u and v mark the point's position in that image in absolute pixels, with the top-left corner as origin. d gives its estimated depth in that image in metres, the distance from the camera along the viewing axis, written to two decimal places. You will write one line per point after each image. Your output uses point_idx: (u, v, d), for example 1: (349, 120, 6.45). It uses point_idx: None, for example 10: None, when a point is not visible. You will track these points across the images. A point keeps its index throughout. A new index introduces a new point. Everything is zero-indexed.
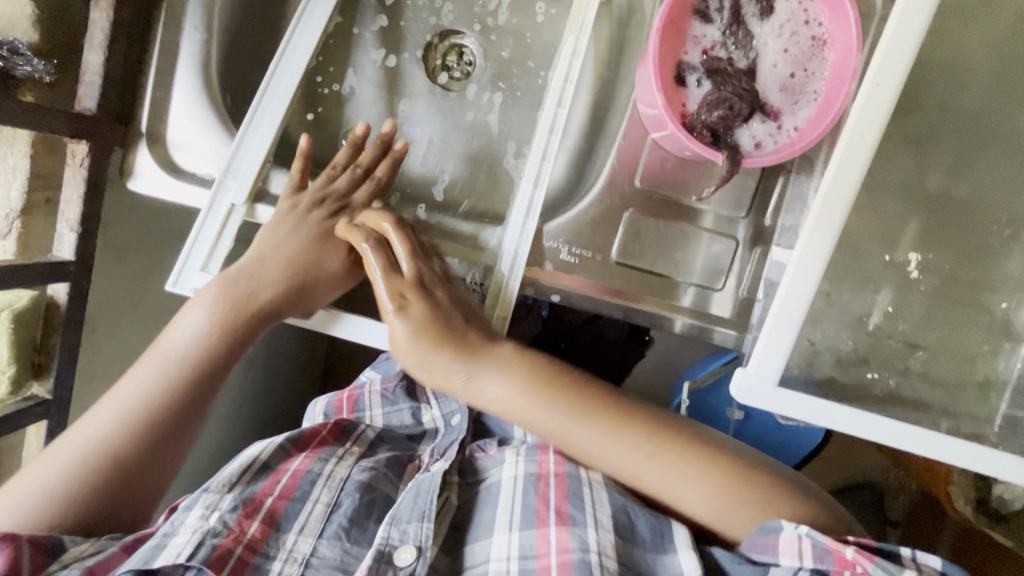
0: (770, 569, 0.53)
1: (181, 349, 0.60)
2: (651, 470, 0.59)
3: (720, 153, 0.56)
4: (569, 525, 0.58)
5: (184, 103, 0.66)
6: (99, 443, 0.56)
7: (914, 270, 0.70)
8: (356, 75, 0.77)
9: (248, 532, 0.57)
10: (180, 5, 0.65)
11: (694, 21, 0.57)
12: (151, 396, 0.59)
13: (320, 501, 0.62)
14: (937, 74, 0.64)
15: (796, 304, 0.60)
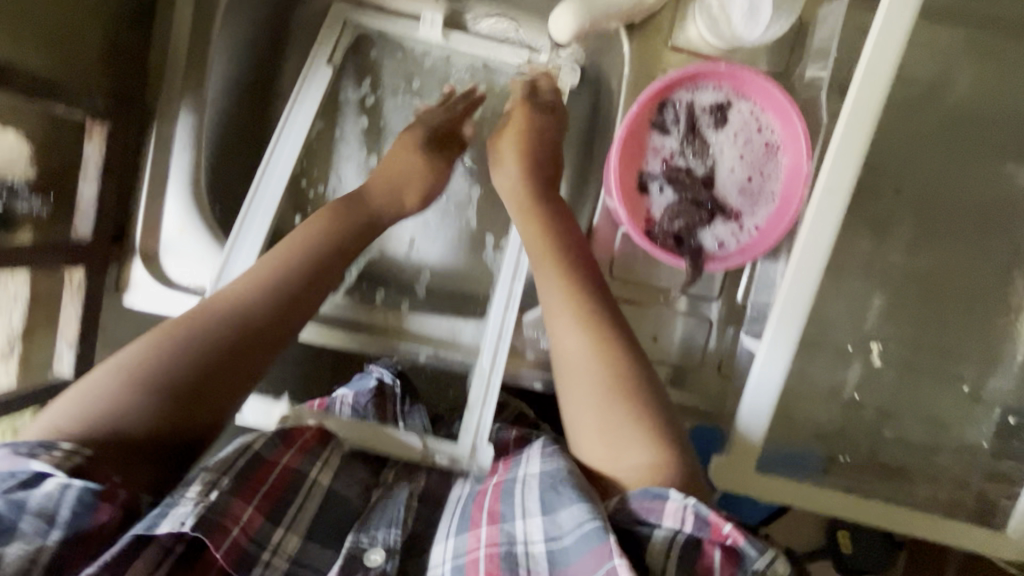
0: (648, 537, 0.46)
1: (254, 296, 0.59)
2: (560, 357, 0.62)
3: (684, 258, 0.59)
4: (499, 522, 0.52)
5: (176, 218, 0.68)
6: (232, 313, 0.58)
7: (874, 358, 0.73)
8: (340, 173, 0.80)
9: (240, 516, 0.51)
10: (167, 126, 0.68)
11: (652, 134, 0.61)
12: (268, 292, 0.60)
13: (304, 508, 0.56)
14: (894, 160, 0.67)
15: (783, 347, 0.61)
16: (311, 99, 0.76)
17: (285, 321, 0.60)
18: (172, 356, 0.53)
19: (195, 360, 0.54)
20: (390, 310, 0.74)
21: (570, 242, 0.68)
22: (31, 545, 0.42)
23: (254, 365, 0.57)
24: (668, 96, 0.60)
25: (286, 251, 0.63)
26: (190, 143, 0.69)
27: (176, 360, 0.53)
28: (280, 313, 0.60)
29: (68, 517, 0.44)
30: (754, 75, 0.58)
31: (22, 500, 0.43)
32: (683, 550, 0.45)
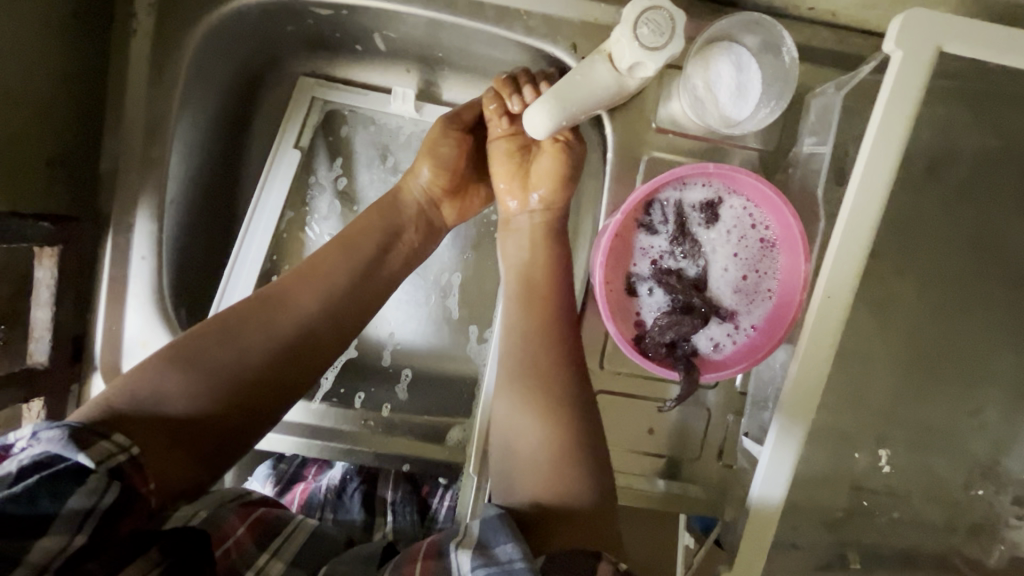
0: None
1: (309, 304, 0.57)
2: (522, 369, 0.58)
3: (678, 369, 0.55)
4: (439, 557, 0.45)
5: (139, 332, 0.64)
6: (297, 321, 0.55)
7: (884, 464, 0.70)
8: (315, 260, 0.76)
9: (234, 532, 0.50)
10: (125, 231, 0.65)
11: (639, 235, 0.57)
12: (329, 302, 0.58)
13: (292, 539, 0.53)
14: (896, 243, 0.63)
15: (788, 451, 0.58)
16: (279, 189, 0.74)
17: (342, 333, 0.58)
18: (229, 354, 0.52)
19: (258, 352, 0.53)
20: (371, 413, 0.71)
21: (555, 265, 0.65)
22: (58, 543, 0.39)
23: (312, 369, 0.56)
24: (654, 196, 0.56)
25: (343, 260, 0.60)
26: (150, 252, 0.65)
27: (232, 354, 0.52)
28: (336, 318, 0.58)
29: (105, 510, 0.41)
30: (746, 174, 0.54)
31: (63, 494, 0.39)
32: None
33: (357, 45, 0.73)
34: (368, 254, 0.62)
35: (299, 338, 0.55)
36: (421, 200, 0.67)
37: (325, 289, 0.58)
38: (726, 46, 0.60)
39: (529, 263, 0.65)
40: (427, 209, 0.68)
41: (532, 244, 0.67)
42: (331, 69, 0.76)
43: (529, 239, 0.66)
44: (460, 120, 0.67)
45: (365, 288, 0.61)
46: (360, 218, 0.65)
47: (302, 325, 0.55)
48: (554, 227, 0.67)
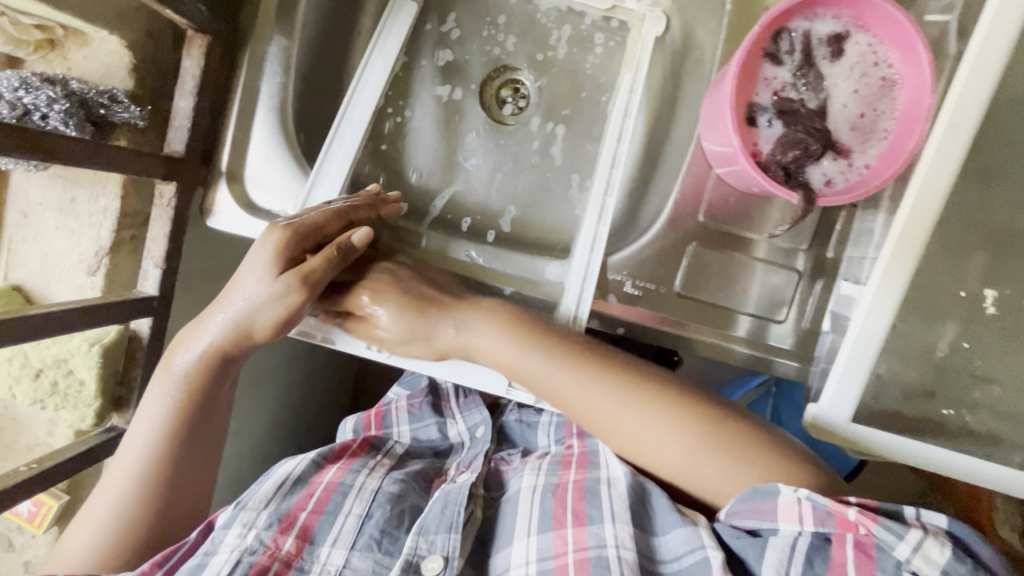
0: (768, 539, 0.52)
1: (144, 432, 0.60)
2: (616, 405, 0.61)
3: (795, 194, 0.57)
4: (586, 525, 0.60)
5: (263, 145, 0.68)
6: (142, 452, 0.60)
7: (989, 305, 0.70)
8: (422, 106, 0.79)
9: (282, 548, 0.61)
10: (261, 48, 0.69)
11: (765, 64, 0.59)
12: (168, 418, 0.60)
13: (351, 513, 0.65)
14: (1010, 107, 0.64)
15: (896, 283, 0.61)
16: (397, 31, 0.75)
17: (210, 434, 0.63)
18: (122, 490, 0.60)
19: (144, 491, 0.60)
20: (474, 248, 0.74)
21: (534, 333, 0.63)
22: None
23: (194, 457, 0.62)
24: (784, 25, 0.58)
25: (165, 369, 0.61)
26: (281, 72, 0.69)
27: (112, 498, 0.60)
28: (202, 401, 0.61)
29: None
30: (879, 3, 0.55)
31: None
32: (810, 545, 0.50)
33: None
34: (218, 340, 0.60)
35: (167, 456, 0.60)
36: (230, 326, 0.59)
37: (171, 394, 0.60)
38: None
39: (500, 351, 0.63)
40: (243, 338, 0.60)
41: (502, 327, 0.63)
42: None
43: (494, 330, 0.63)
44: (306, 283, 0.58)
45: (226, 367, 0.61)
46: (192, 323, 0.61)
47: (151, 449, 0.60)
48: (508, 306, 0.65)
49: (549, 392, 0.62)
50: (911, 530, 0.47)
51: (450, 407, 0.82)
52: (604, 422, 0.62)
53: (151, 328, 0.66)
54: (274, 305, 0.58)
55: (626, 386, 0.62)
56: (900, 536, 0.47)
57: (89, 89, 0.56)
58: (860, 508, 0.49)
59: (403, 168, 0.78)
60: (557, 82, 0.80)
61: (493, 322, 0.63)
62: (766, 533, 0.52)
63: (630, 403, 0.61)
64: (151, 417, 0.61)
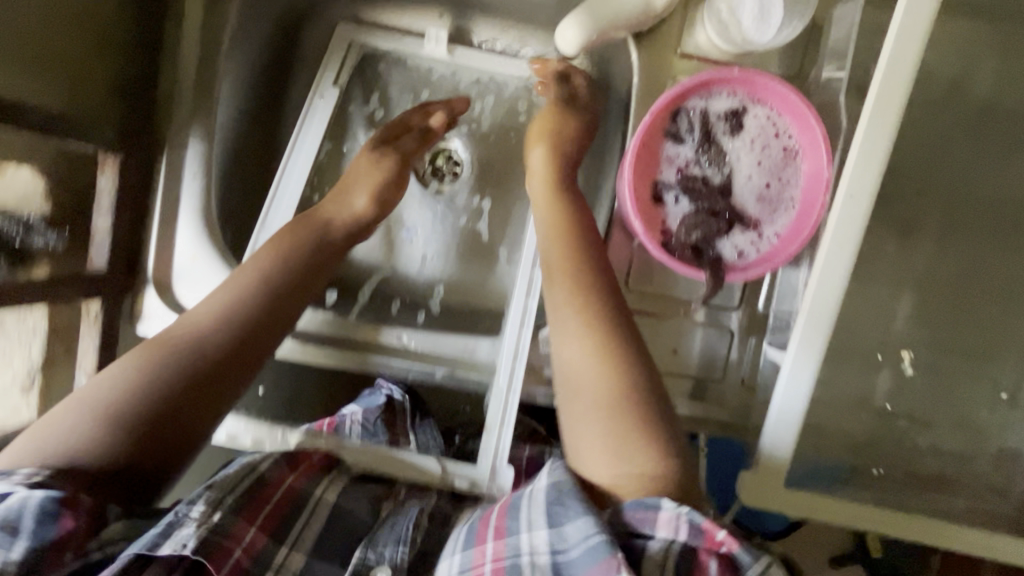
0: (643, 552, 0.46)
1: (206, 324, 0.57)
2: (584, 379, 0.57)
3: (705, 270, 0.58)
4: (506, 535, 0.50)
5: (188, 247, 0.68)
6: (193, 340, 0.56)
7: (907, 367, 0.70)
8: None
9: (243, 538, 0.51)
10: (178, 152, 0.69)
11: (666, 143, 0.59)
12: (224, 318, 0.57)
13: (310, 524, 0.56)
14: (917, 159, 0.64)
15: (817, 347, 0.59)
16: (320, 120, 0.77)
17: (250, 353, 0.58)
18: (159, 369, 0.53)
19: (149, 411, 0.51)
20: (403, 331, 0.73)
21: (587, 244, 0.64)
22: None
23: (224, 391, 0.55)
24: (681, 104, 0.58)
25: (239, 271, 0.61)
26: (200, 172, 0.69)
27: (135, 377, 0.52)
28: (255, 337, 0.58)
29: (36, 541, 0.43)
30: (770, 80, 0.56)
31: None
32: (682, 559, 0.45)
33: None
34: (301, 258, 0.64)
35: (208, 359, 0.55)
36: (352, 225, 0.68)
37: (241, 291, 0.59)
38: None
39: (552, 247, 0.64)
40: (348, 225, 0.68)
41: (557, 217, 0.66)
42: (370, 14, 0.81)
43: (553, 218, 0.66)
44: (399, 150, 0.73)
45: (283, 294, 0.61)
46: (277, 237, 0.65)
47: (208, 339, 0.56)
48: (577, 199, 0.68)
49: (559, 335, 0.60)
50: (769, 557, 0.45)
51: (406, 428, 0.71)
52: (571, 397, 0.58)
53: None
54: (367, 178, 0.70)
55: (616, 363, 0.57)
56: (759, 559, 0.44)
57: (3, 223, 0.58)
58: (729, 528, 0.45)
59: None
60: (485, 151, 0.81)
61: (560, 231, 0.65)
62: (643, 546, 0.46)
63: (585, 338, 0.58)
64: (213, 310, 0.58)
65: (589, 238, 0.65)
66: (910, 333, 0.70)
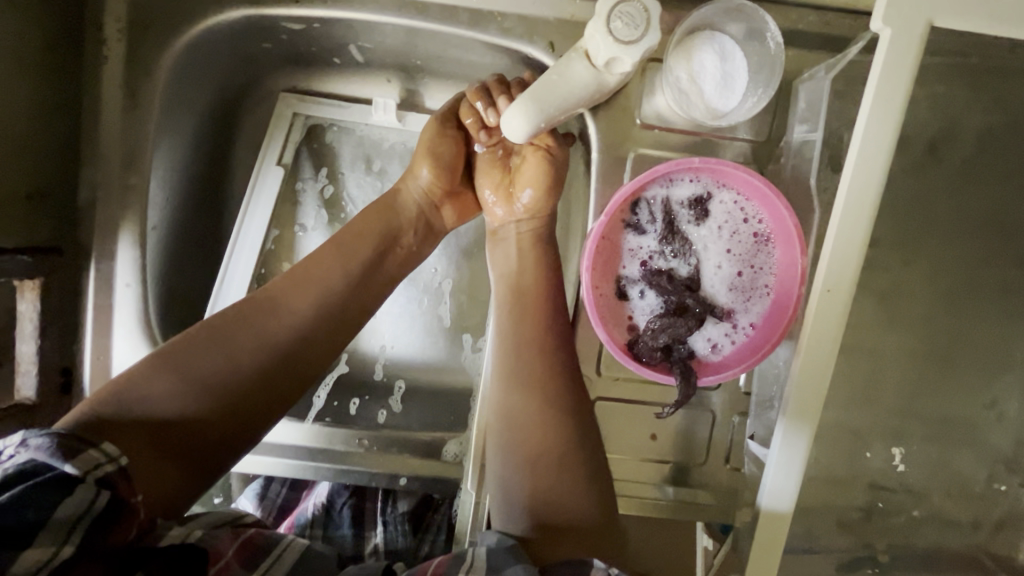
0: None
1: (300, 308, 0.58)
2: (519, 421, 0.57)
3: (676, 372, 0.54)
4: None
5: (126, 362, 0.64)
6: (294, 325, 0.57)
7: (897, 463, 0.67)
8: None
9: (220, 557, 0.47)
10: (109, 262, 0.64)
11: (627, 235, 0.55)
12: (325, 303, 0.59)
13: (282, 560, 0.49)
14: (901, 227, 0.60)
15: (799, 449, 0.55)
16: (264, 208, 0.72)
17: (339, 337, 0.60)
18: (258, 345, 0.55)
19: (235, 388, 0.53)
20: (364, 432, 0.70)
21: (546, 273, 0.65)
22: (46, 553, 0.39)
23: (288, 390, 0.56)
24: (641, 195, 0.54)
25: (339, 250, 0.62)
26: (135, 280, 0.64)
27: (225, 356, 0.54)
28: (325, 338, 0.58)
29: (95, 519, 0.41)
30: (734, 167, 0.52)
31: (51, 501, 0.40)
32: None
33: (334, 58, 0.72)
34: (368, 254, 0.63)
35: (298, 346, 0.57)
36: (421, 202, 0.67)
37: (339, 277, 0.61)
38: (709, 35, 0.58)
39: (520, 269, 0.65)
40: (427, 212, 0.67)
41: (521, 252, 0.66)
42: (314, 82, 0.75)
43: (517, 248, 0.66)
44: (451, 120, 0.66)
45: (356, 292, 0.61)
46: (359, 219, 0.65)
47: (305, 325, 0.57)
48: (541, 234, 0.66)
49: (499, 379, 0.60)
50: None
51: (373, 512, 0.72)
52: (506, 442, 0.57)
53: None
54: (424, 153, 0.65)
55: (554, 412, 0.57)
56: None
57: None
58: None
59: None
60: None
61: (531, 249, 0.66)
62: None
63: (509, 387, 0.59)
64: (314, 292, 0.59)
65: (539, 276, 0.65)
66: (901, 404, 0.66)
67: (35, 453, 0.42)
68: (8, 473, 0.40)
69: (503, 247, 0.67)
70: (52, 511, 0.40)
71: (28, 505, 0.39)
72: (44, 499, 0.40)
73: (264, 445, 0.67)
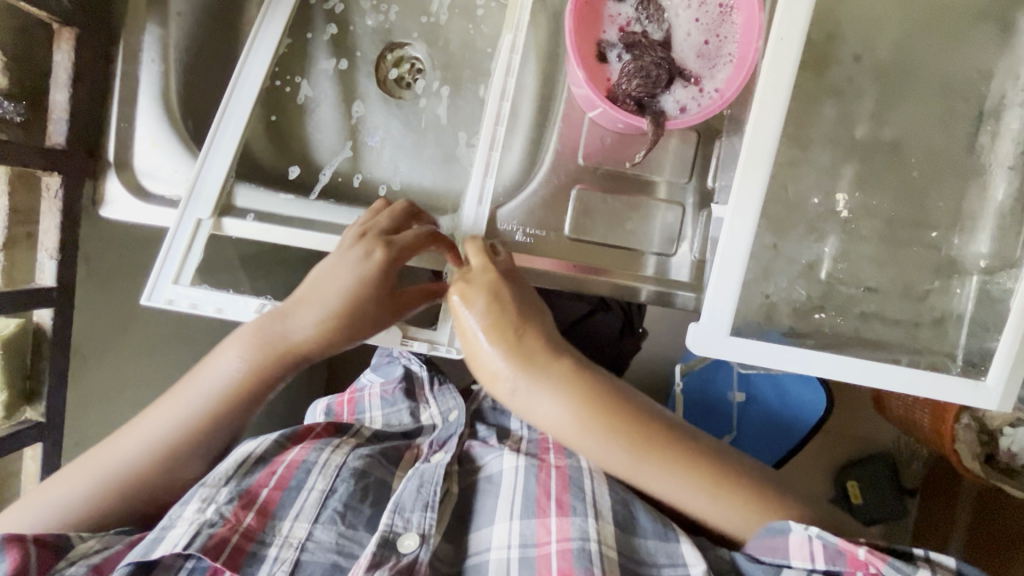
0: (783, 572, 0.56)
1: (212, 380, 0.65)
2: (664, 485, 0.60)
3: (645, 119, 0.61)
4: (568, 515, 0.61)
5: (149, 132, 0.70)
6: (187, 411, 0.64)
7: (841, 206, 0.73)
8: (318, 70, 0.81)
9: (240, 525, 0.62)
10: (135, 39, 0.70)
11: (608, 2, 0.62)
12: (218, 388, 0.65)
13: (314, 488, 0.66)
14: (845, 23, 0.68)
15: (756, 185, 0.61)
16: (278, 18, 0.76)
17: (240, 405, 0.65)
18: (158, 436, 0.64)
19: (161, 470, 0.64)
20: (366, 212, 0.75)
21: (589, 388, 0.62)
22: None
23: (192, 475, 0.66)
24: None
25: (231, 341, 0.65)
26: (159, 56, 0.70)
27: (133, 454, 0.63)
28: (213, 433, 0.65)
29: None
30: None
31: None
32: None
33: None
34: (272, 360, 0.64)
35: (202, 433, 0.65)
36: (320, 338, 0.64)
37: (226, 371, 0.65)
38: None
39: (569, 420, 0.61)
40: (336, 338, 0.64)
41: (569, 399, 0.61)
42: None
43: (564, 401, 0.61)
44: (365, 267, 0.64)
45: (253, 402, 0.65)
46: (254, 342, 0.64)
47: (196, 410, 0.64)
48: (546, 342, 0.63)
49: (621, 469, 0.61)
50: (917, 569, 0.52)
51: (423, 394, 0.83)
52: (664, 497, 0.61)
53: (54, 320, 0.68)
54: (343, 271, 0.64)
55: (685, 468, 0.60)
56: (908, 572, 0.52)
57: None
58: (870, 548, 0.53)
59: (305, 149, 0.80)
60: (444, 51, 0.83)
61: (567, 392, 0.61)
62: (776, 567, 0.56)
63: (648, 460, 0.60)
64: (211, 379, 0.65)
65: (585, 388, 0.61)
66: (849, 201, 0.73)
67: None
68: None
69: (534, 406, 0.62)
70: None
71: None
72: None
73: (267, 211, 0.72)
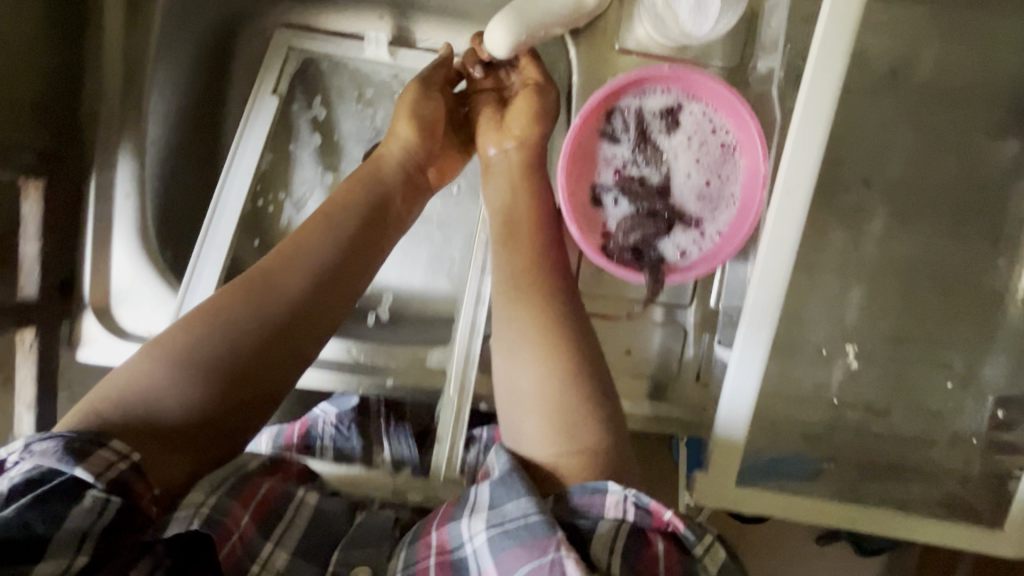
0: (590, 534, 0.47)
1: (320, 240, 0.61)
2: (525, 365, 0.58)
3: (644, 269, 0.57)
4: (451, 522, 0.50)
5: (127, 268, 0.66)
6: (288, 290, 0.57)
7: (851, 359, 0.70)
8: (303, 179, 0.78)
9: (239, 522, 0.51)
10: (108, 173, 0.67)
11: (602, 144, 0.58)
12: (331, 213, 0.63)
13: (293, 525, 0.55)
14: (854, 145, 0.64)
15: (762, 336, 0.57)
16: (256, 137, 0.74)
17: (347, 281, 0.61)
18: (248, 309, 0.55)
19: (240, 362, 0.53)
20: (353, 341, 0.72)
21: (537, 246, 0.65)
22: (58, 566, 0.40)
23: (270, 389, 0.54)
24: (615, 104, 0.57)
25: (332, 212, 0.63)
26: (133, 191, 0.67)
27: (225, 339, 0.53)
28: (311, 317, 0.58)
29: (101, 528, 0.42)
30: (705, 77, 0.55)
31: (60, 514, 0.41)
32: (628, 541, 0.46)
33: None
34: (354, 224, 0.63)
35: (302, 301, 0.58)
36: (406, 163, 0.69)
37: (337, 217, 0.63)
38: None
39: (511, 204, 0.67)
40: (414, 173, 0.70)
41: (510, 183, 0.69)
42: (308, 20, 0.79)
43: (507, 181, 0.69)
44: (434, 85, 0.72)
45: (356, 272, 0.62)
46: (345, 189, 0.66)
47: (301, 274, 0.58)
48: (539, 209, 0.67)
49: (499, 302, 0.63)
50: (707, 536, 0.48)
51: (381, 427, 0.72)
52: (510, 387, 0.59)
53: None
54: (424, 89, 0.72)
55: (550, 348, 0.58)
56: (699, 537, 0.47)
57: None
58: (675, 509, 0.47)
59: None
60: None
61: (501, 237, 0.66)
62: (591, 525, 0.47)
63: (549, 366, 0.57)
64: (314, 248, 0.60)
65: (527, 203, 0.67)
66: (855, 321, 0.70)
67: (41, 460, 0.43)
68: (17, 482, 0.42)
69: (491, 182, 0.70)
70: (61, 526, 0.41)
71: (36, 520, 0.41)
72: (54, 513, 0.41)
73: None
